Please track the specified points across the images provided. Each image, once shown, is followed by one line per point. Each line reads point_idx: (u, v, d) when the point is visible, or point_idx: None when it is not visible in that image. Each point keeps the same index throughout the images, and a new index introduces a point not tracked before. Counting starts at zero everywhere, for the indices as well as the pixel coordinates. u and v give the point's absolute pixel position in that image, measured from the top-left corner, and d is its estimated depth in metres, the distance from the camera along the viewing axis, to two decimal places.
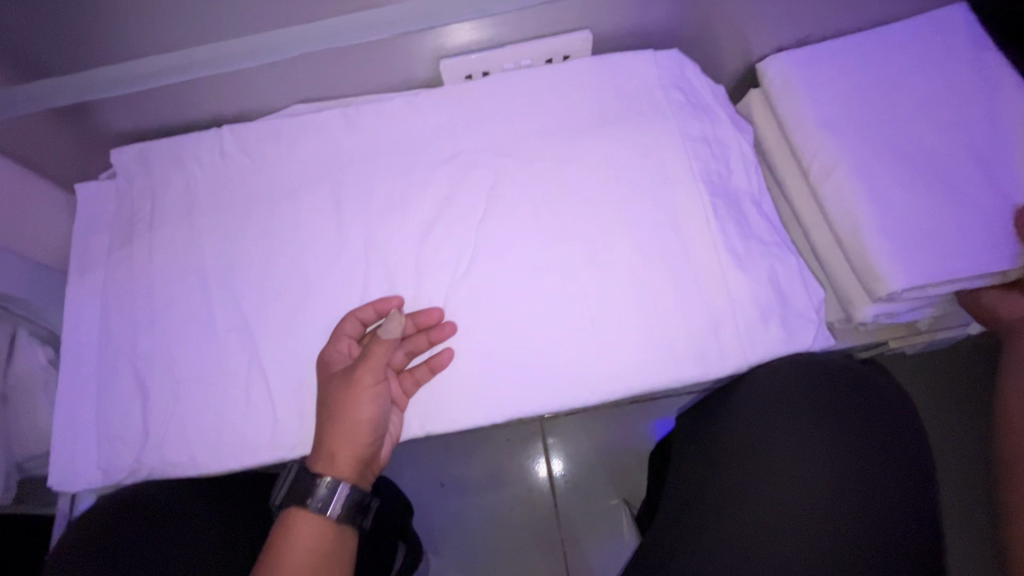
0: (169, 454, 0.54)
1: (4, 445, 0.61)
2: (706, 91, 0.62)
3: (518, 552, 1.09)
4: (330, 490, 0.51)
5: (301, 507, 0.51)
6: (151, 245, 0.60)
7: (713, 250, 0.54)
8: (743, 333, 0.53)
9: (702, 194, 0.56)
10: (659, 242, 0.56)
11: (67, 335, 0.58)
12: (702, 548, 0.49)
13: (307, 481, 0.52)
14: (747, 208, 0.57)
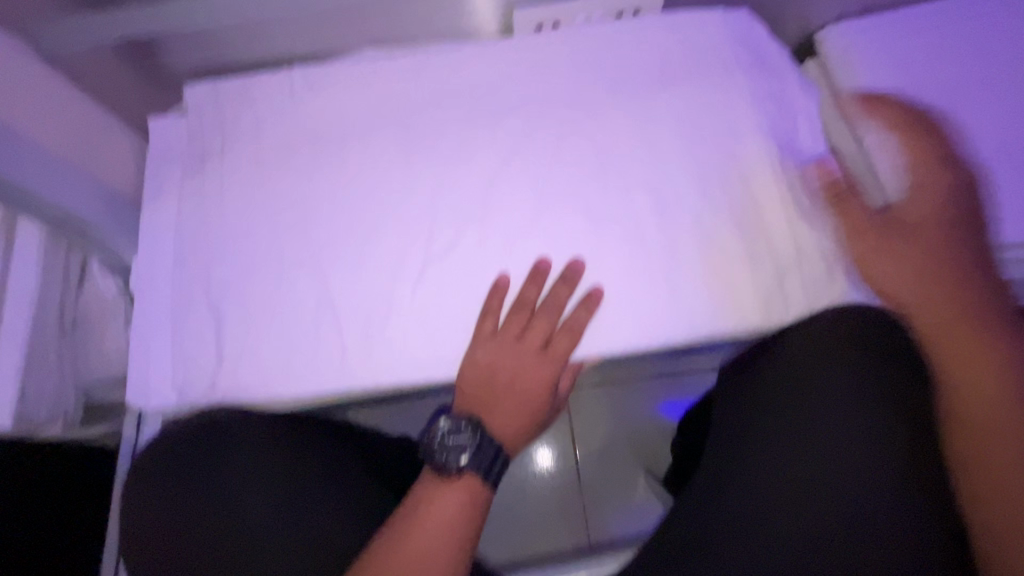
0: (242, 378, 0.56)
1: (72, 368, 0.62)
2: (776, 53, 0.62)
3: (540, 514, 1.12)
4: (493, 462, 0.57)
5: (480, 478, 0.56)
6: (223, 178, 0.61)
7: (779, 205, 0.56)
8: (807, 285, 0.55)
9: (770, 150, 0.58)
10: (727, 195, 0.57)
11: (142, 262, 0.59)
12: (743, 510, 0.55)
13: (456, 450, 0.56)
14: (814, 166, 0.58)
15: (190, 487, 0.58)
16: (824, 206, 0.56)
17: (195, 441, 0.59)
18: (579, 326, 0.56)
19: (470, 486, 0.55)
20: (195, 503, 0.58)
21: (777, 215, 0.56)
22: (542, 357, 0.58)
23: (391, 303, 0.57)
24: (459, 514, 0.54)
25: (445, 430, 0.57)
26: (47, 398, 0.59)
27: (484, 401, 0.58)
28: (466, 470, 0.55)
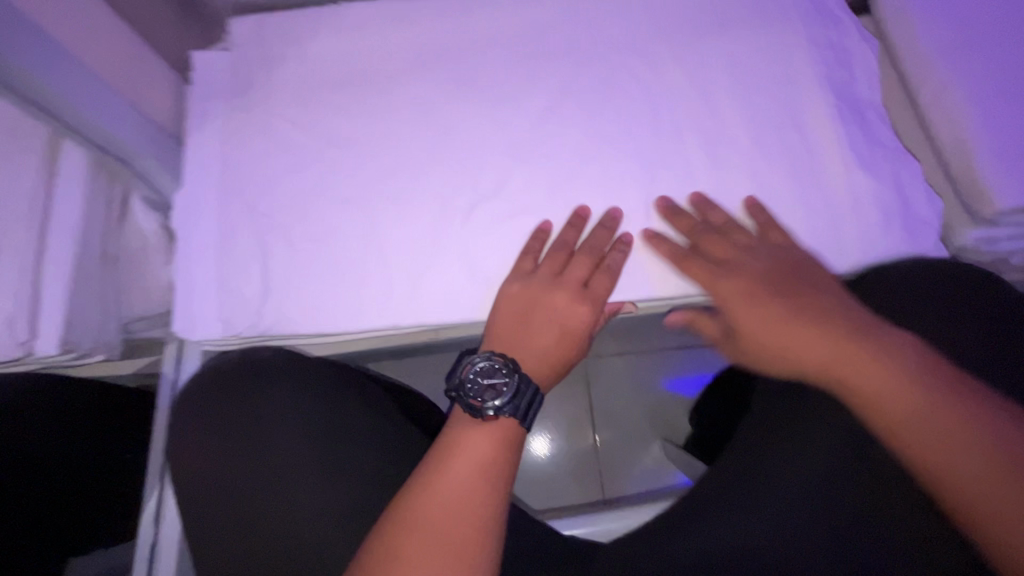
0: (288, 311, 0.56)
1: (115, 301, 0.62)
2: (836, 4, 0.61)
3: (557, 477, 1.15)
4: (528, 407, 0.56)
5: (515, 422, 0.55)
6: (269, 114, 0.60)
7: (834, 154, 0.55)
8: (860, 235, 0.54)
9: (827, 99, 0.57)
10: (782, 142, 0.56)
11: (187, 194, 0.58)
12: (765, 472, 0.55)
13: (490, 395, 0.55)
14: (871, 117, 0.57)
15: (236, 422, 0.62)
16: (877, 161, 0.56)
17: (246, 380, 0.62)
18: (615, 267, 0.56)
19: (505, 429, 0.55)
20: (239, 437, 0.61)
21: (829, 169, 0.56)
22: (580, 297, 0.58)
23: (433, 243, 0.56)
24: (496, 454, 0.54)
25: (477, 370, 0.56)
26: (92, 330, 0.59)
27: (515, 339, 0.58)
28: (500, 412, 0.54)
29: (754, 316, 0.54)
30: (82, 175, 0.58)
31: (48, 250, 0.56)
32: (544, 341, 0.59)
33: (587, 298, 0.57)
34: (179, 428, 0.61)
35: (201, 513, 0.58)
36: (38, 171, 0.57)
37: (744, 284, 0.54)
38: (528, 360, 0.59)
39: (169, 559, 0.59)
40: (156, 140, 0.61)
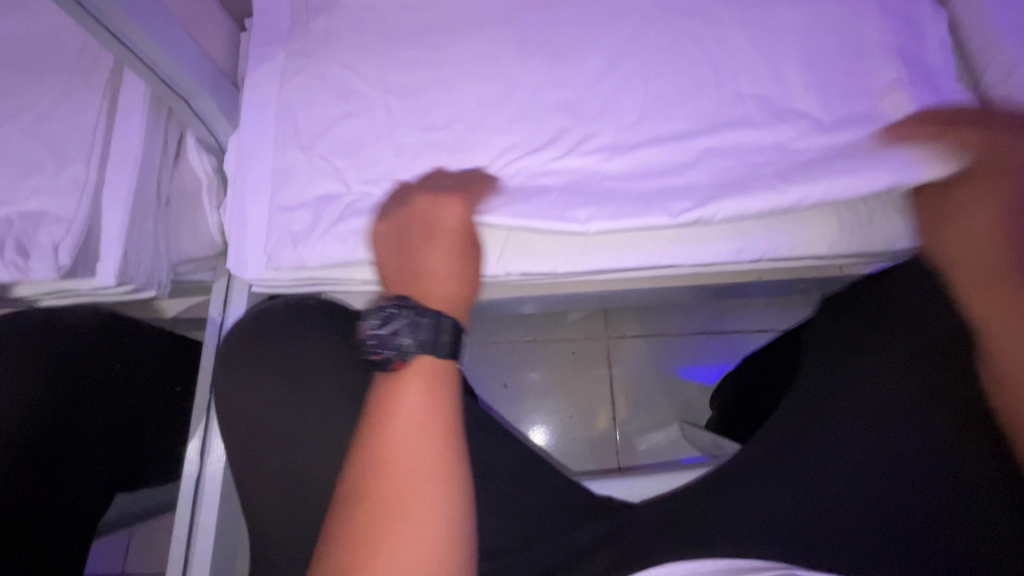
0: (330, 243, 0.55)
1: (165, 239, 0.63)
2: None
3: (574, 452, 1.16)
4: (435, 331, 0.52)
5: (428, 354, 0.52)
6: (325, 59, 0.60)
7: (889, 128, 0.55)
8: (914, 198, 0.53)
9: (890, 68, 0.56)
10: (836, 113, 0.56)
11: (243, 134, 0.59)
12: (805, 450, 0.55)
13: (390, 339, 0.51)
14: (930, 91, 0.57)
15: (274, 363, 0.60)
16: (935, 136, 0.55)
17: (293, 321, 0.62)
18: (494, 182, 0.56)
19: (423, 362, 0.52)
20: (273, 378, 0.60)
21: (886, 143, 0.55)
22: (448, 200, 0.54)
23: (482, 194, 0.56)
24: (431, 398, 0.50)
25: (375, 326, 0.52)
26: (146, 264, 0.60)
27: (412, 275, 0.56)
28: (410, 351, 0.51)
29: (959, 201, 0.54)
30: (142, 112, 0.59)
31: (107, 185, 0.57)
32: (437, 262, 0.56)
33: (457, 200, 0.54)
34: (236, 360, 0.60)
35: (247, 445, 0.57)
36: (99, 106, 0.58)
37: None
38: (434, 288, 0.55)
39: (212, 493, 0.61)
40: (214, 81, 0.61)
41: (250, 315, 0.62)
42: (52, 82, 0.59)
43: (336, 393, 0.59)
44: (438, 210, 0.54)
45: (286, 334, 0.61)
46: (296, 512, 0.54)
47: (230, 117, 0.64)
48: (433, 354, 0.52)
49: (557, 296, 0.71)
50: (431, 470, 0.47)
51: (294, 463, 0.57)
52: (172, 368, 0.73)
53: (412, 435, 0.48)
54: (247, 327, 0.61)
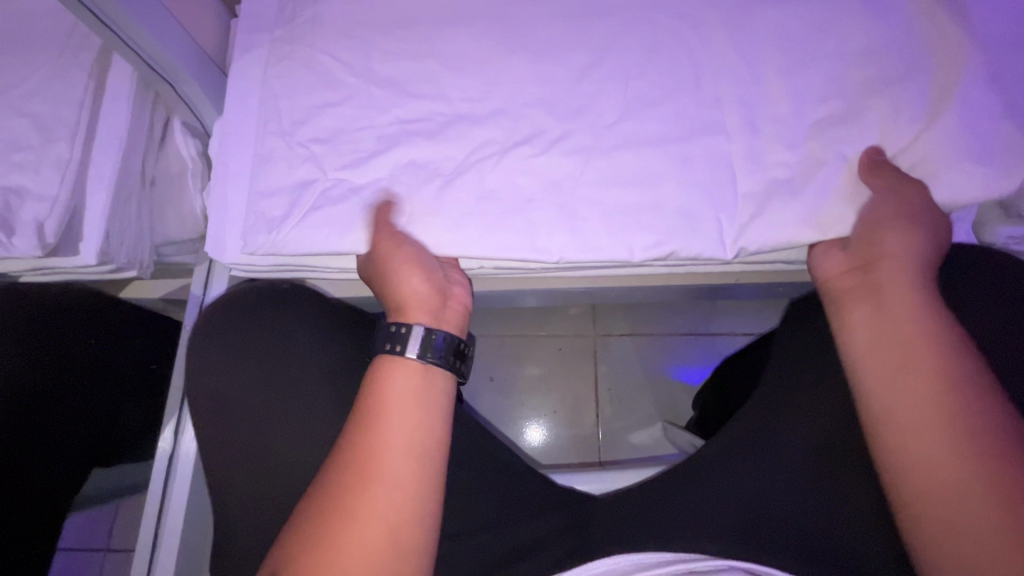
0: (304, 227, 0.56)
1: (148, 220, 0.64)
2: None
3: (557, 447, 1.17)
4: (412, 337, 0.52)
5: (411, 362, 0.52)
6: (310, 47, 0.61)
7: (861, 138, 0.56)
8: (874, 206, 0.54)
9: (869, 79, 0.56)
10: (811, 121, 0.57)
11: (228, 120, 0.60)
12: (768, 446, 0.56)
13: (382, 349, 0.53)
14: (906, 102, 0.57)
15: (250, 340, 0.61)
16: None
17: (273, 301, 0.63)
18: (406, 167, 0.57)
19: (401, 365, 0.51)
20: (248, 354, 0.61)
21: (859, 149, 0.55)
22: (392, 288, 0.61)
23: (455, 185, 0.57)
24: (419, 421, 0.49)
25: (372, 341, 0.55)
26: (128, 244, 0.61)
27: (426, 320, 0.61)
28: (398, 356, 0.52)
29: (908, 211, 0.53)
30: (129, 94, 0.60)
31: (92, 164, 0.58)
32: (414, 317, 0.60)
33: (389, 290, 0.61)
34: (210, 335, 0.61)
35: (223, 420, 0.58)
36: (86, 86, 0.60)
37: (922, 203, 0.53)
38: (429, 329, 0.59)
39: (185, 472, 0.63)
40: (200, 66, 0.62)
41: (233, 294, 0.63)
42: (40, 62, 0.61)
43: (311, 372, 0.60)
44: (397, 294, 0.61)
45: (263, 312, 0.62)
46: (260, 488, 0.55)
47: (216, 102, 0.65)
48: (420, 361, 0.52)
49: (535, 291, 0.71)
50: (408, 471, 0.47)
51: (266, 438, 0.58)
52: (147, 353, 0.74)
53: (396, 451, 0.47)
54: (229, 304, 0.63)
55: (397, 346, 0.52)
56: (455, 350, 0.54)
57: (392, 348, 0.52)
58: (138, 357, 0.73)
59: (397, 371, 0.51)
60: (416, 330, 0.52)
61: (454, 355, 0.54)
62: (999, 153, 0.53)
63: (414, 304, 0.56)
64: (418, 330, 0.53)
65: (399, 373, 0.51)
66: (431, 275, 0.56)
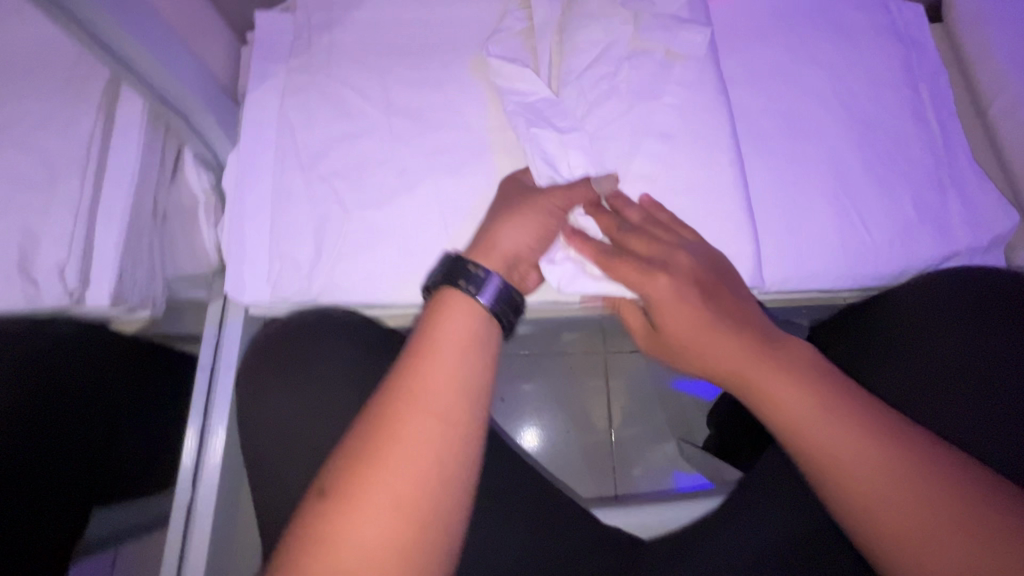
0: (335, 272, 0.54)
1: (160, 257, 0.62)
2: (653, 21, 0.57)
3: (571, 470, 1.15)
4: (483, 276, 0.43)
5: (473, 301, 0.43)
6: (326, 78, 0.59)
7: (883, 175, 0.57)
8: (902, 244, 0.56)
9: (889, 124, 0.59)
10: (836, 157, 0.58)
11: (244, 154, 0.58)
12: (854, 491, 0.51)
13: (454, 267, 0.44)
14: (925, 136, 0.59)
15: (270, 376, 0.55)
16: (918, 178, 0.57)
17: (299, 337, 0.56)
18: (435, 206, 0.56)
19: (451, 297, 0.43)
20: (268, 395, 0.54)
21: (885, 187, 0.57)
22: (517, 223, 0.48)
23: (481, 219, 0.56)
24: (460, 359, 0.40)
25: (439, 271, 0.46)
26: (141, 284, 0.59)
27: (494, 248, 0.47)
28: (467, 288, 0.43)
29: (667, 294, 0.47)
30: (139, 128, 0.58)
31: (103, 201, 0.57)
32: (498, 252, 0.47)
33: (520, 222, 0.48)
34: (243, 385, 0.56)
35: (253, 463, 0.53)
36: (95, 123, 0.58)
37: (675, 283, 0.47)
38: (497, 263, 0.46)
39: (203, 526, 0.60)
40: (214, 99, 0.61)
41: (259, 338, 0.57)
42: (46, 97, 0.58)
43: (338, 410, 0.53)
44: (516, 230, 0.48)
45: (284, 348, 0.56)
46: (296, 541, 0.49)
47: (228, 132, 0.63)
48: (481, 300, 0.43)
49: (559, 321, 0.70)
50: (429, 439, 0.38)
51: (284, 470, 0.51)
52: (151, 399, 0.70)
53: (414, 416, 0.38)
54: (258, 343, 0.57)
55: (470, 287, 0.43)
56: (511, 304, 0.44)
57: (462, 286, 0.43)
58: (142, 404, 0.69)
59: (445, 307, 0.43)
60: (492, 281, 0.43)
61: (513, 311, 0.44)
62: (995, 211, 0.57)
63: (489, 252, 0.47)
64: (492, 281, 0.43)
65: (445, 313, 0.42)
66: (535, 250, 0.49)
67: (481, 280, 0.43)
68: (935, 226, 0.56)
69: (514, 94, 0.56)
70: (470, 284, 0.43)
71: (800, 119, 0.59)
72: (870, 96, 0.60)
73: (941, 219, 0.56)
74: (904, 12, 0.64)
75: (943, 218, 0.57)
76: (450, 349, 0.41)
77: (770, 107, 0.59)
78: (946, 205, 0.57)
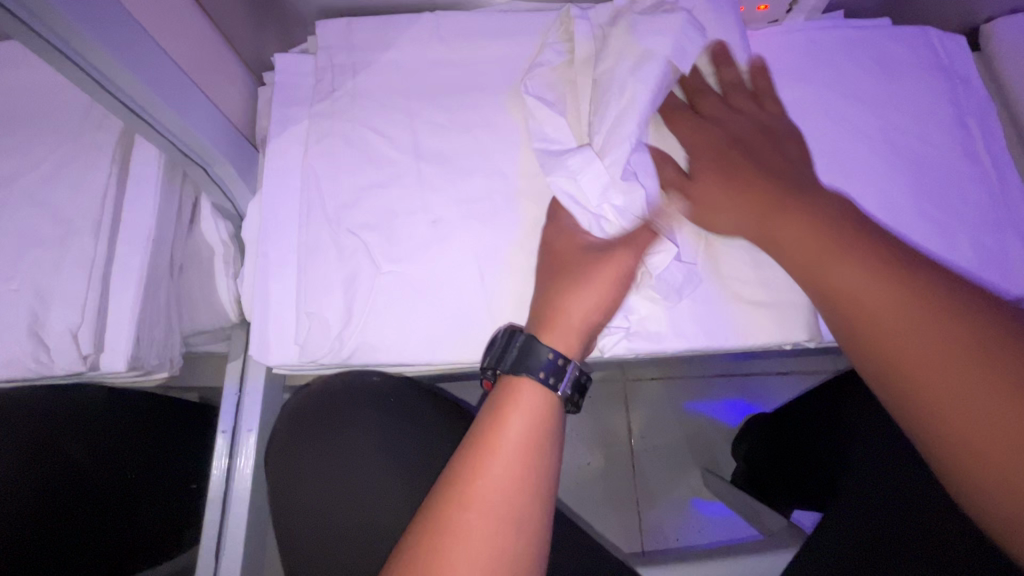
0: (368, 331, 0.51)
1: (176, 312, 0.58)
2: (652, 23, 0.50)
3: (592, 507, 1.06)
4: (561, 365, 0.44)
5: (547, 391, 0.43)
6: (351, 121, 0.56)
7: (936, 218, 0.55)
8: None
9: (939, 165, 0.57)
10: (888, 199, 0.55)
11: (267, 205, 0.55)
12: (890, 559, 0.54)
13: (530, 353, 0.44)
14: (974, 176, 0.57)
15: (308, 451, 0.54)
16: (975, 220, 0.55)
17: (329, 412, 0.55)
18: (470, 257, 0.53)
19: (519, 389, 0.44)
20: (306, 470, 0.53)
21: (940, 231, 0.54)
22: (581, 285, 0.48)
23: (519, 271, 0.53)
24: (524, 466, 0.40)
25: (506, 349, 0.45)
26: (158, 343, 0.56)
27: (560, 317, 0.47)
28: (546, 377, 0.43)
29: (714, 163, 0.50)
30: (156, 179, 0.55)
31: (118, 257, 0.53)
32: (567, 324, 0.47)
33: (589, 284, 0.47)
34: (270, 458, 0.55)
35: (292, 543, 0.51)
36: (109, 174, 0.55)
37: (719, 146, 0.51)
38: (565, 336, 0.47)
39: None
40: (231, 146, 0.58)
41: (295, 406, 0.56)
42: (57, 146, 0.56)
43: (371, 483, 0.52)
44: (577, 296, 0.47)
45: (314, 424, 0.54)
46: None
47: (246, 179, 0.60)
48: (554, 387, 0.43)
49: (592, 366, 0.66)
50: (501, 512, 0.39)
51: (314, 560, 0.49)
52: (166, 458, 0.64)
53: (491, 485, 0.39)
54: (290, 416, 0.55)
55: (550, 378, 0.44)
56: (578, 386, 0.45)
57: (539, 376, 0.43)
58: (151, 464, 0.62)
59: (510, 399, 0.43)
60: (571, 370, 0.44)
61: (580, 393, 0.46)
62: None
63: (560, 328, 0.47)
64: (571, 368, 0.44)
65: (516, 397, 0.43)
66: (605, 314, 0.48)
67: (563, 370, 0.44)
68: (998, 271, 0.53)
69: (546, 142, 0.52)
70: (548, 375, 0.43)
71: (849, 160, 0.56)
72: (917, 136, 0.58)
73: (1003, 261, 0.54)
74: (946, 43, 0.62)
75: (1003, 261, 0.54)
76: (516, 438, 0.41)
77: (816, 147, 0.57)
78: (1006, 247, 0.55)
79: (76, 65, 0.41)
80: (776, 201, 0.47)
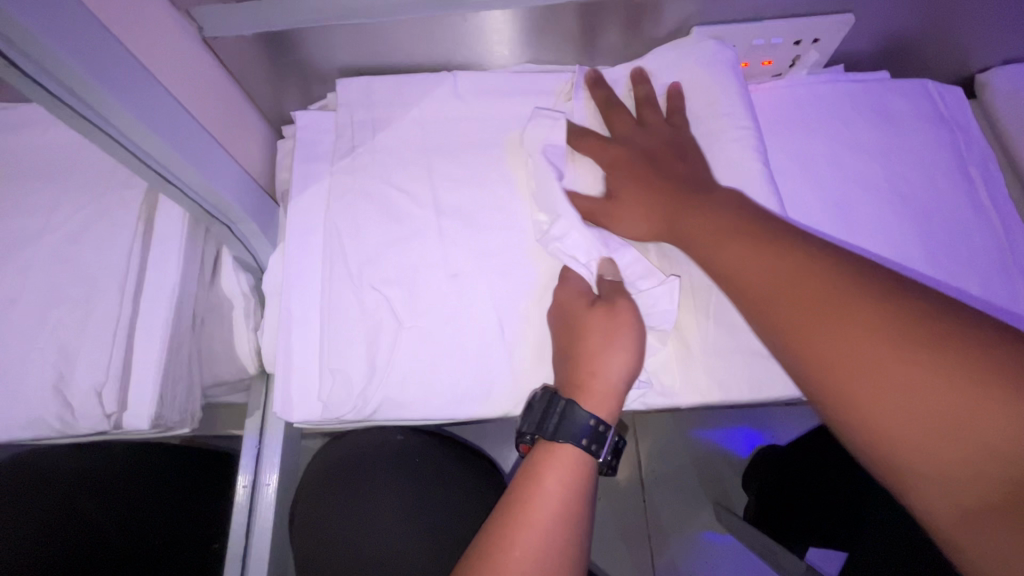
0: (389, 387, 0.52)
1: (196, 364, 0.59)
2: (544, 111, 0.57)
3: (604, 542, 1.05)
4: (603, 434, 0.45)
5: (586, 455, 0.45)
6: (371, 178, 0.57)
7: (945, 265, 0.56)
8: None
9: (945, 213, 0.59)
10: (897, 248, 0.57)
11: (289, 261, 0.56)
12: None
13: (574, 419, 0.45)
14: (979, 222, 0.58)
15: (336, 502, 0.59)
16: (985, 269, 0.56)
17: (356, 466, 0.60)
18: (490, 311, 0.54)
19: (558, 455, 0.45)
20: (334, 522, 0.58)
21: (950, 278, 0.55)
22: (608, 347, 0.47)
23: (538, 324, 0.54)
24: (562, 527, 0.41)
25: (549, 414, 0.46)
26: (179, 398, 0.56)
27: (588, 381, 0.47)
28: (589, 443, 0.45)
29: (626, 182, 0.53)
30: (179, 235, 0.56)
31: (142, 314, 0.54)
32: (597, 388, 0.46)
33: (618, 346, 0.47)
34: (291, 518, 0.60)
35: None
36: (134, 231, 0.56)
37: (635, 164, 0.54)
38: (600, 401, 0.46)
39: None
40: (253, 201, 0.59)
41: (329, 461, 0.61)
42: (82, 203, 0.57)
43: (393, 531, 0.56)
44: (607, 359, 0.47)
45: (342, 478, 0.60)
46: None
47: (266, 231, 0.61)
48: (594, 453, 0.45)
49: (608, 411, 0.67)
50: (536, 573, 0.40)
51: None
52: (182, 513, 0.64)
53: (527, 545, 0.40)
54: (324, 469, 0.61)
55: (593, 445, 0.45)
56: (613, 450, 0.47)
57: (580, 442, 0.44)
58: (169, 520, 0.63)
59: (547, 465, 0.44)
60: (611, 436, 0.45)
61: (614, 456, 0.47)
62: None
63: (598, 394, 0.46)
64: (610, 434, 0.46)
65: (551, 455, 0.45)
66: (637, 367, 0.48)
67: (603, 436, 0.45)
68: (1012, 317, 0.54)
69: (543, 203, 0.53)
70: (590, 441, 0.45)
71: (857, 209, 0.58)
72: (921, 184, 0.60)
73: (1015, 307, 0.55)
74: (945, 95, 0.64)
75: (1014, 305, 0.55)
76: (552, 499, 0.42)
77: (824, 197, 0.58)
78: (1015, 292, 0.56)
79: (108, 135, 0.43)
80: (677, 204, 0.50)
